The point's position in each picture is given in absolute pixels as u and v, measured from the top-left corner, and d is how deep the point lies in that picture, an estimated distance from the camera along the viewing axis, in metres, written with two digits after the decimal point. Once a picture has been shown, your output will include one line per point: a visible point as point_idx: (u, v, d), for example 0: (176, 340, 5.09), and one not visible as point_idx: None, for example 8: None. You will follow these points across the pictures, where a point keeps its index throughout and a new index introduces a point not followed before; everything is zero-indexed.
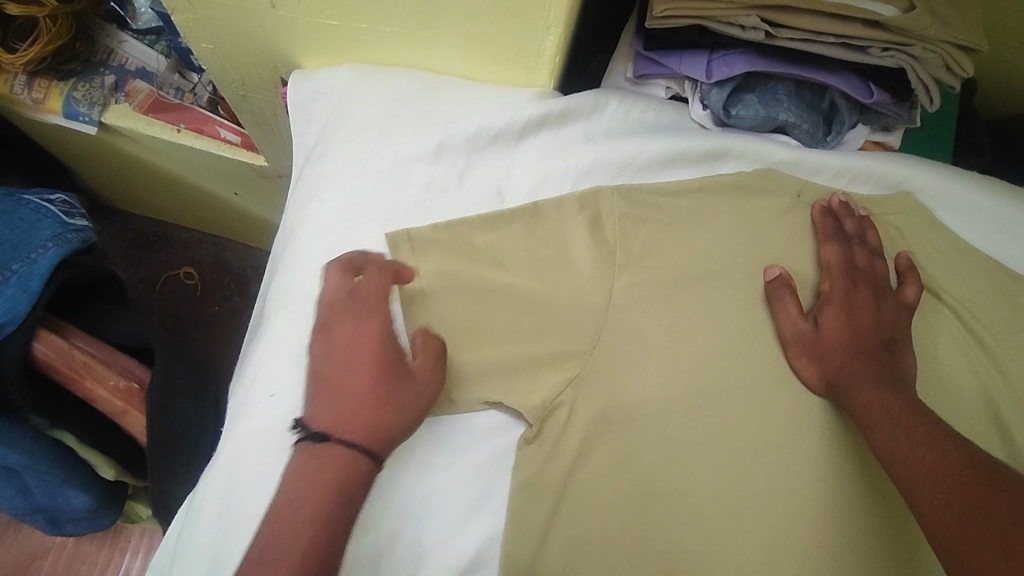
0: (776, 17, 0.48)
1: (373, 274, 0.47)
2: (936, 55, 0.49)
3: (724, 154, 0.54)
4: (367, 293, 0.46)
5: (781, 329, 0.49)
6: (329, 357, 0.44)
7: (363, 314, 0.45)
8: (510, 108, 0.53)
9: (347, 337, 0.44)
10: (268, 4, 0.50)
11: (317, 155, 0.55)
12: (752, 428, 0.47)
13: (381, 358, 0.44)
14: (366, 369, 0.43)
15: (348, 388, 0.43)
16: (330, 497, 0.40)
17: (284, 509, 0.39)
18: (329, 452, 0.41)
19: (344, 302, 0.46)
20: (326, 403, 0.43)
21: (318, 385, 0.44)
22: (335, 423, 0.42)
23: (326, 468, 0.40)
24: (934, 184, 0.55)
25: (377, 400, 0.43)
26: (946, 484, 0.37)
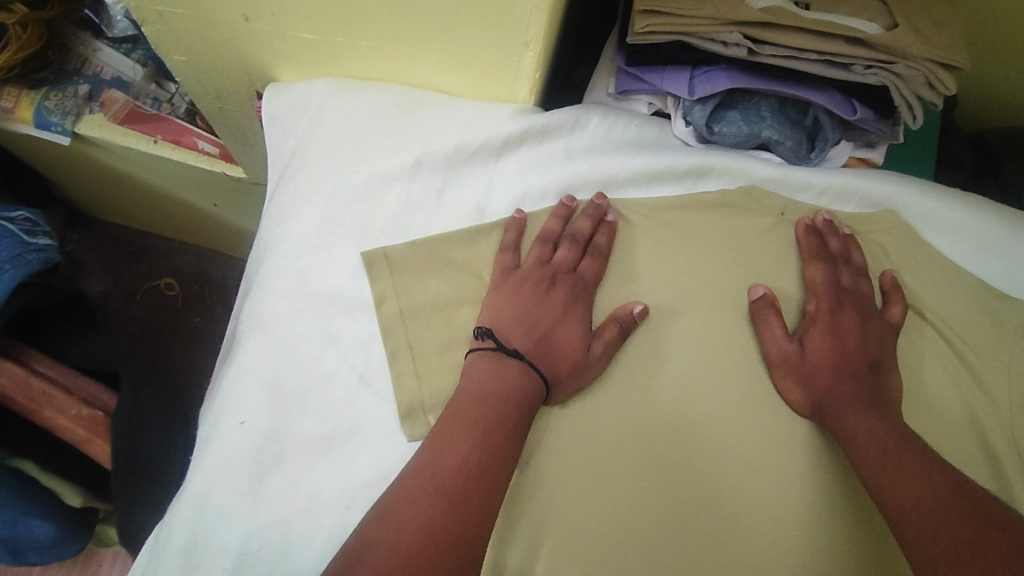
0: (759, 34, 0.47)
1: (593, 253, 0.51)
2: (919, 72, 0.49)
3: (708, 172, 0.53)
4: (558, 258, 0.50)
5: (766, 350, 0.48)
6: (536, 298, 0.49)
7: (576, 281, 0.50)
8: (489, 124, 0.52)
9: (575, 299, 0.50)
10: (241, 17, 0.49)
11: (293, 171, 0.54)
12: (736, 452, 0.46)
13: (585, 328, 0.49)
14: (575, 327, 0.49)
15: (553, 336, 0.48)
16: (516, 403, 0.44)
17: (484, 394, 0.44)
18: (520, 370, 0.46)
19: (559, 260, 0.50)
20: (528, 332, 0.48)
21: (512, 312, 0.48)
22: (531, 351, 0.47)
23: (515, 381, 0.45)
24: (919, 203, 0.54)
25: (572, 356, 0.47)
26: (936, 514, 0.37)
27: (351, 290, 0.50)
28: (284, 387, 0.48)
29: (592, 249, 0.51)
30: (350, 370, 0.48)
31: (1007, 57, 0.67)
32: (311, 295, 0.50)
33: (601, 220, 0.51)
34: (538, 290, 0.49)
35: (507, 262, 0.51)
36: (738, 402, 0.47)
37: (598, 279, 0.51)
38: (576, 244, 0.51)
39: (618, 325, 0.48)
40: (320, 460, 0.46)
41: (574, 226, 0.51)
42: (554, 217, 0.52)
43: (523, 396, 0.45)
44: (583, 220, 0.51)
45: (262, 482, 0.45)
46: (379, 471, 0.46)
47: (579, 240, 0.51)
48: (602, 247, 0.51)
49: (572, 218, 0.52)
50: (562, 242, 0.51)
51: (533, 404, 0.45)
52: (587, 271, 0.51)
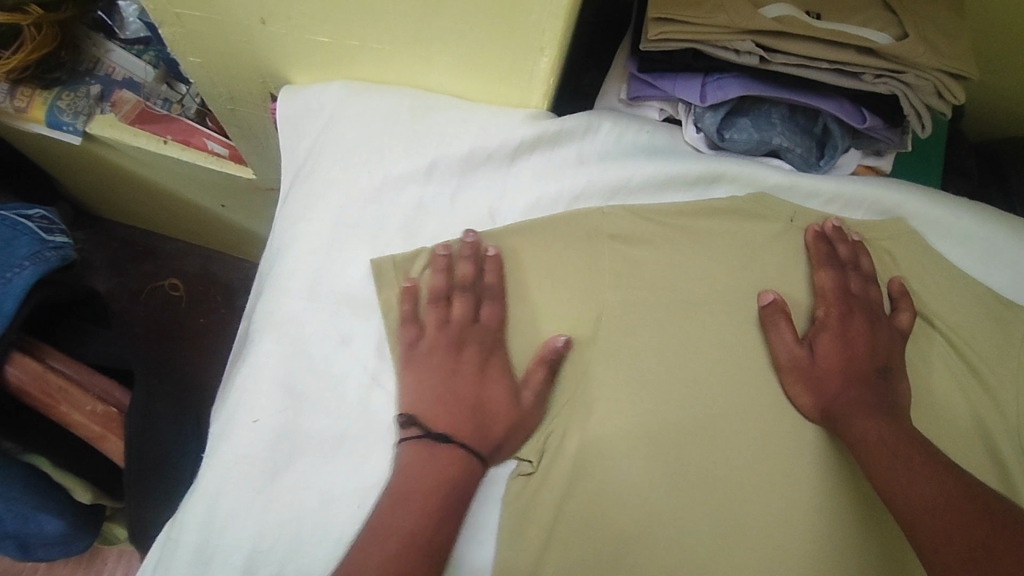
0: (770, 42, 0.48)
1: (488, 298, 0.50)
2: (929, 82, 0.49)
3: (718, 178, 0.53)
4: (456, 315, 0.49)
5: (777, 355, 0.48)
6: (450, 367, 0.48)
7: (480, 332, 0.49)
8: (502, 129, 0.52)
9: (486, 357, 0.49)
10: (258, 19, 0.50)
11: (306, 173, 0.54)
12: (745, 457, 0.46)
13: (511, 378, 0.48)
14: (499, 383, 0.48)
15: (480, 400, 0.47)
16: (445, 495, 0.43)
17: (408, 492, 0.43)
18: (449, 457, 0.45)
19: (457, 319, 0.49)
20: (450, 406, 0.46)
21: (432, 390, 0.47)
22: (461, 428, 0.46)
23: (445, 465, 0.44)
24: (928, 210, 0.54)
25: (505, 415, 0.47)
26: (945, 514, 0.38)
27: (363, 291, 0.50)
28: (297, 386, 0.48)
29: (485, 294, 0.50)
30: (363, 370, 0.49)
31: (1010, 67, 0.68)
32: (324, 295, 0.50)
33: (476, 252, 0.50)
34: (448, 359, 0.48)
35: (406, 337, 0.49)
36: (748, 407, 0.47)
37: (500, 323, 0.50)
38: (467, 293, 0.49)
39: (545, 365, 0.48)
40: (332, 460, 0.46)
41: (457, 276, 0.50)
42: (439, 273, 0.50)
43: (450, 486, 0.44)
44: (463, 263, 0.50)
45: (275, 480, 0.46)
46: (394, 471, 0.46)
47: (467, 288, 0.49)
48: (492, 288, 0.50)
49: (453, 265, 0.50)
50: (454, 297, 0.50)
51: (462, 489, 0.44)
52: (488, 320, 0.49)
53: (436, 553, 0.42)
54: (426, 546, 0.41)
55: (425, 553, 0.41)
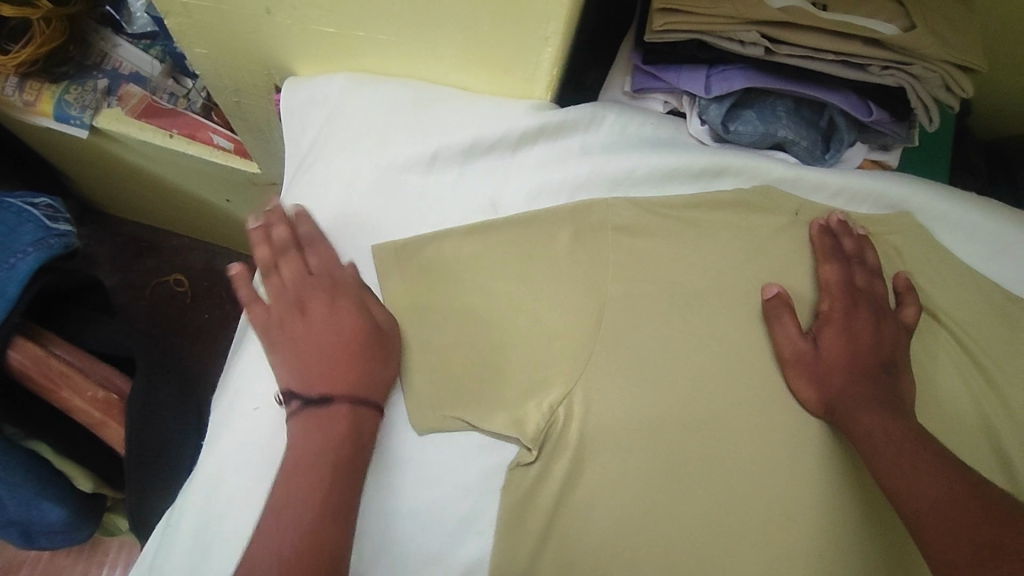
0: (777, 33, 0.48)
1: (309, 249, 0.51)
2: (936, 74, 0.49)
3: (722, 171, 0.53)
4: (291, 280, 0.50)
5: (780, 348, 0.48)
6: (302, 327, 0.48)
7: (316, 282, 0.49)
8: (506, 118, 0.52)
9: (329, 296, 0.49)
10: (263, 10, 0.50)
11: (310, 162, 0.54)
12: (748, 451, 0.46)
13: (354, 313, 0.47)
14: (345, 316, 0.47)
15: (337, 339, 0.47)
16: (344, 443, 0.44)
17: (296, 465, 0.43)
18: (334, 412, 0.44)
19: (291, 279, 0.50)
20: (316, 368, 0.46)
21: (299, 352, 0.47)
22: (335, 383, 0.45)
23: (334, 425, 0.44)
24: (934, 205, 0.54)
25: (364, 341, 0.46)
26: (952, 509, 0.37)
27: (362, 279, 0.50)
28: None
29: (304, 246, 0.51)
30: None
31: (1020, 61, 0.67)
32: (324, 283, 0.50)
33: (302, 219, 0.51)
34: (298, 321, 0.48)
35: (256, 317, 0.49)
36: (751, 401, 0.47)
37: (334, 263, 0.50)
38: (289, 250, 0.51)
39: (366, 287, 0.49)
40: None
41: (279, 237, 0.51)
42: (264, 249, 0.51)
43: (349, 432, 0.44)
44: (280, 233, 0.51)
45: (273, 467, 0.45)
46: None
47: (291, 245, 0.51)
48: (313, 236, 0.51)
49: (272, 233, 0.52)
50: (281, 267, 0.50)
51: (362, 431, 0.45)
52: (320, 267, 0.50)
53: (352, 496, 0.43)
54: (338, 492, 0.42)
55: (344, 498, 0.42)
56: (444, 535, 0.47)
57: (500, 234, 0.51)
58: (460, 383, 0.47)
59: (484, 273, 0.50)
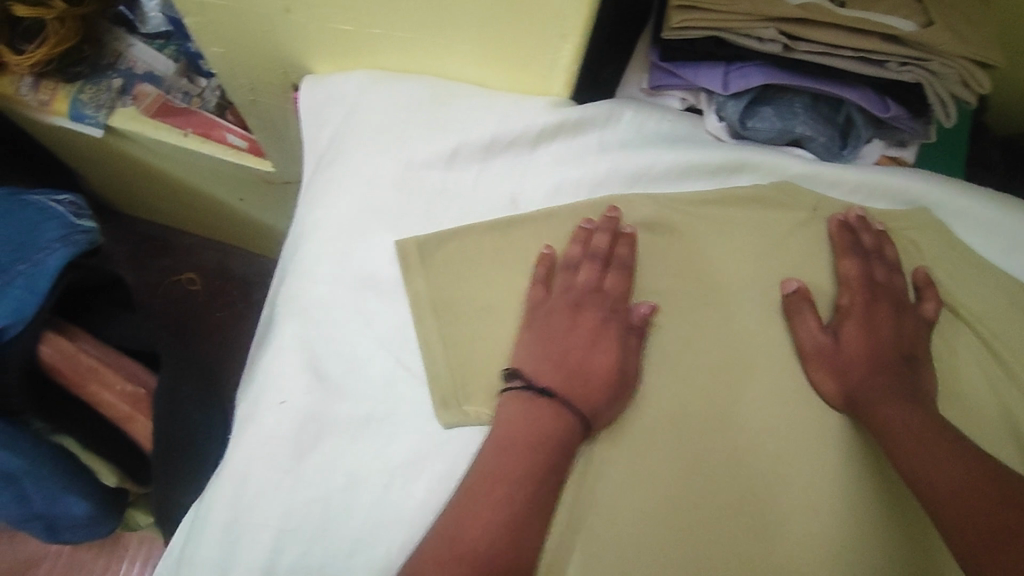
0: (795, 30, 0.48)
1: (617, 266, 0.49)
2: (954, 70, 0.50)
3: (741, 167, 0.53)
4: (581, 281, 0.49)
5: (800, 342, 0.48)
6: (565, 327, 0.48)
7: (602, 299, 0.49)
8: (526, 115, 0.52)
9: (602, 320, 0.48)
10: (281, 9, 0.51)
11: (330, 160, 0.55)
12: (770, 445, 0.46)
13: (615, 351, 0.47)
14: (609, 349, 0.47)
15: (585, 364, 0.47)
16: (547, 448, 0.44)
17: (510, 444, 0.44)
18: (553, 412, 0.45)
19: (582, 284, 0.49)
20: (557, 368, 0.47)
21: (541, 348, 0.47)
22: (561, 385, 0.46)
23: (545, 420, 0.45)
24: (953, 199, 0.54)
25: (608, 379, 0.46)
26: (983, 504, 0.39)
27: (384, 274, 0.50)
28: (323, 368, 0.48)
29: (616, 263, 0.49)
30: (386, 353, 0.48)
31: None
32: (346, 278, 0.50)
33: (621, 240, 0.50)
34: (564, 318, 0.48)
35: (537, 297, 0.49)
36: (771, 395, 0.47)
37: (626, 289, 0.49)
38: (595, 261, 0.49)
39: (636, 331, 0.48)
40: (355, 442, 0.46)
41: (594, 246, 0.49)
42: (575, 244, 0.50)
43: (557, 437, 0.45)
44: (601, 233, 0.50)
45: (301, 460, 0.45)
46: (413, 454, 0.45)
47: (601, 258, 0.49)
48: (625, 260, 0.49)
49: (591, 237, 0.50)
50: (584, 263, 0.49)
51: (568, 442, 0.45)
52: (613, 287, 0.49)
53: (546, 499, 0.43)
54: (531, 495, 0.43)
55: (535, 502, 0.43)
56: None
57: (522, 232, 0.51)
58: (482, 379, 0.47)
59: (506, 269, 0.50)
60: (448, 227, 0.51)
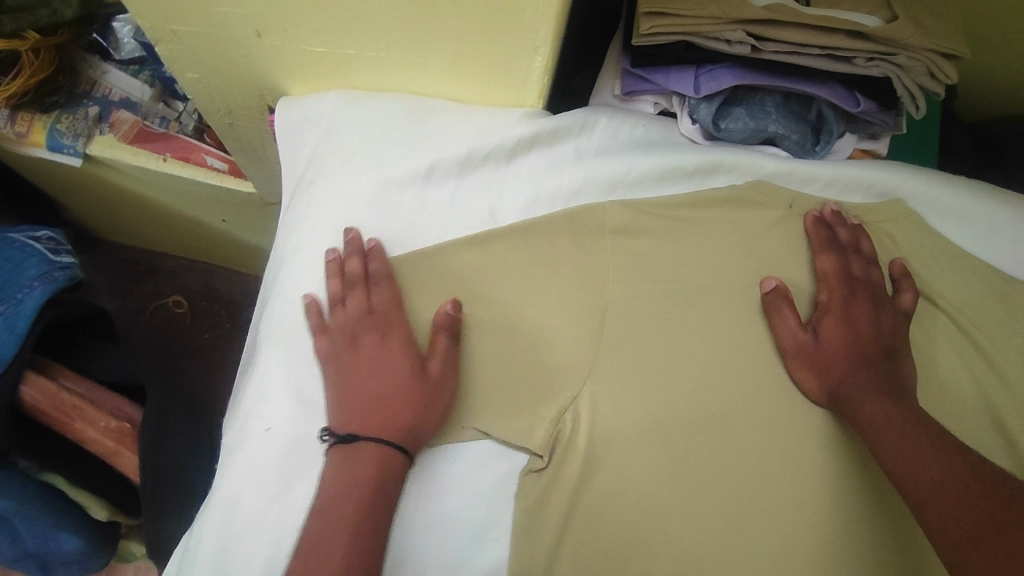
0: (762, 31, 0.49)
1: (376, 283, 0.49)
2: (920, 63, 0.51)
3: (716, 168, 0.54)
4: (349, 312, 0.48)
5: (781, 340, 0.49)
6: (350, 362, 0.46)
7: (375, 319, 0.48)
8: (499, 128, 0.52)
9: (382, 334, 0.47)
10: (254, 33, 0.52)
11: (307, 182, 0.54)
12: (755, 445, 0.46)
13: (405, 362, 0.46)
14: (400, 365, 0.46)
15: (378, 386, 0.46)
16: (367, 495, 0.42)
17: (324, 505, 0.42)
18: (363, 453, 0.43)
19: (354, 312, 0.48)
20: (357, 408, 0.45)
21: (338, 393, 0.46)
22: (364, 422, 0.44)
23: (362, 464, 0.43)
24: (925, 191, 0.55)
25: (415, 391, 0.45)
26: (967, 496, 0.36)
27: None
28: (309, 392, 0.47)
29: (374, 281, 0.49)
30: None
31: (994, 41, 0.70)
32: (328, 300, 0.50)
33: (371, 254, 0.49)
34: (348, 354, 0.47)
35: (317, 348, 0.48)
36: (755, 397, 0.48)
37: (397, 299, 0.49)
38: (356, 284, 0.49)
39: (446, 333, 0.47)
40: None
41: (348, 269, 0.49)
42: (335, 277, 0.50)
43: (374, 480, 0.43)
44: (353, 260, 0.49)
45: (290, 484, 0.45)
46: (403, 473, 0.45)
47: (359, 278, 0.49)
48: (382, 271, 0.49)
49: (345, 265, 0.50)
50: (346, 295, 0.48)
51: (389, 480, 0.43)
52: (382, 304, 0.48)
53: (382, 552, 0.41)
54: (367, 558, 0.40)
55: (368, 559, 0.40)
56: (461, 545, 0.47)
57: (502, 245, 0.51)
58: None
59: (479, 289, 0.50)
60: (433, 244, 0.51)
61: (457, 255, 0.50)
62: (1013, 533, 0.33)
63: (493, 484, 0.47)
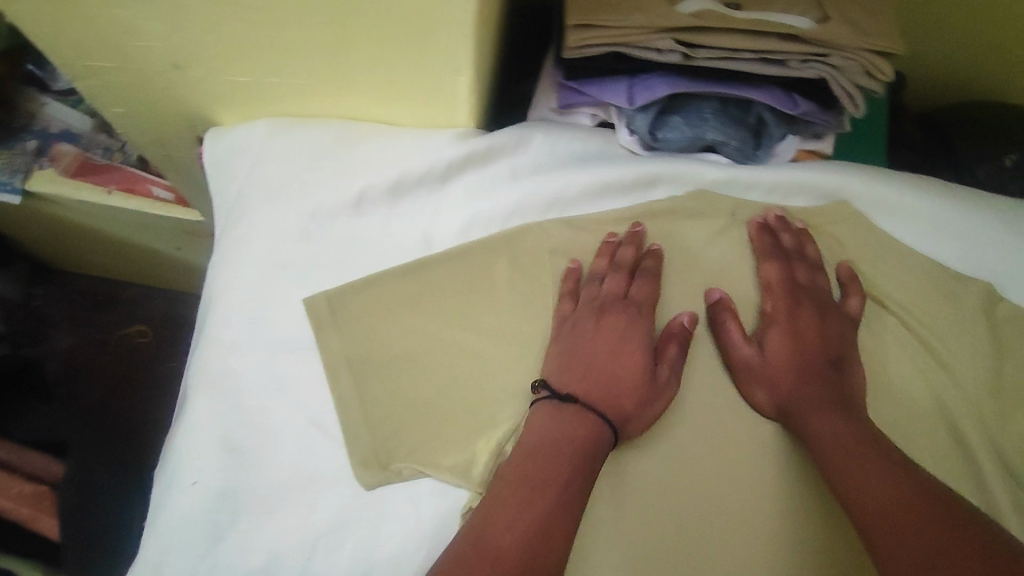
0: (692, 39, 0.47)
1: (641, 276, 0.49)
2: (855, 62, 0.50)
3: (655, 180, 0.52)
4: (605, 290, 0.49)
5: (728, 359, 0.48)
6: (589, 335, 0.48)
7: (626, 306, 0.49)
8: (430, 150, 0.51)
9: (630, 321, 0.48)
10: (172, 65, 0.50)
11: (235, 217, 0.52)
12: (700, 463, 0.46)
13: (647, 350, 0.47)
14: (636, 355, 0.47)
15: (611, 368, 0.47)
16: (577, 459, 0.42)
17: (536, 449, 0.42)
18: (580, 416, 0.44)
19: (608, 293, 0.49)
20: (583, 377, 0.46)
21: (565, 357, 0.47)
22: (585, 392, 0.46)
23: (574, 429, 0.43)
24: (870, 191, 0.54)
25: (637, 384, 0.46)
26: (915, 511, 0.38)
27: (295, 334, 0.48)
28: (237, 441, 0.45)
29: (640, 272, 0.49)
30: (303, 417, 0.46)
31: (933, 34, 0.71)
32: (257, 342, 0.48)
33: (648, 251, 0.50)
34: (590, 327, 0.48)
35: (563, 308, 0.49)
36: (699, 410, 0.47)
37: (654, 298, 0.49)
38: (620, 271, 0.49)
39: (675, 339, 0.48)
40: (275, 513, 0.43)
41: (618, 257, 0.50)
42: (602, 255, 0.51)
43: (580, 451, 0.43)
44: (627, 246, 0.50)
45: (218, 542, 0.43)
46: (335, 519, 0.43)
47: (625, 268, 0.49)
48: (651, 268, 0.50)
49: (617, 251, 0.51)
50: (608, 275, 0.50)
51: (596, 454, 0.43)
52: (640, 295, 0.49)
53: (558, 548, 0.39)
54: (566, 516, 0.40)
55: (557, 515, 0.40)
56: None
57: (439, 270, 0.49)
58: (402, 432, 0.45)
59: (410, 319, 0.48)
60: (366, 274, 0.49)
61: (391, 284, 0.48)
62: (950, 557, 0.35)
63: (436, 527, 0.43)
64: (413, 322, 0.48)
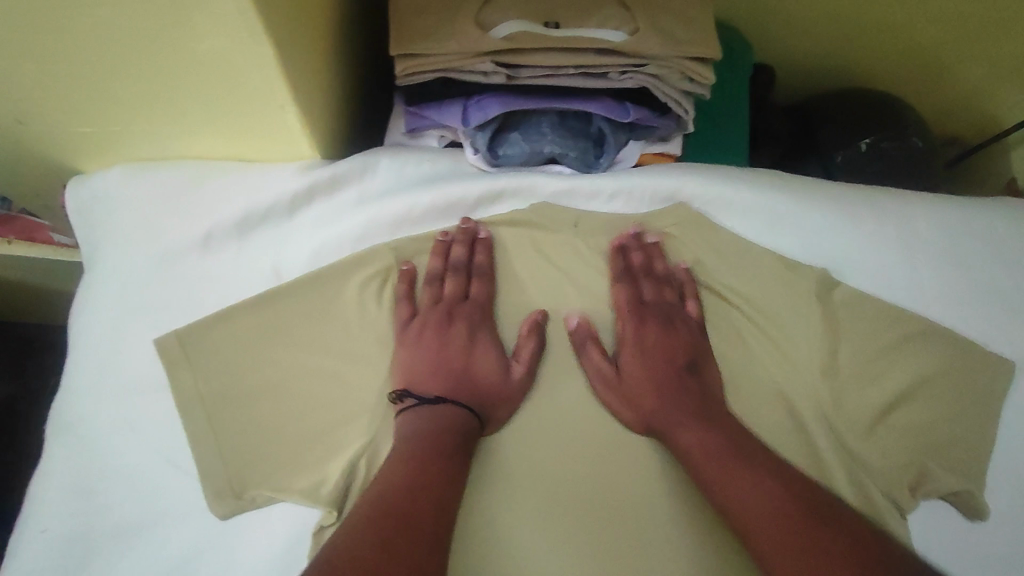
0: (510, 60, 0.50)
1: (477, 275, 0.52)
2: (672, 69, 0.52)
3: (499, 195, 0.55)
4: (448, 293, 0.52)
5: (590, 378, 0.51)
6: (439, 341, 0.50)
7: (469, 307, 0.51)
8: (275, 183, 0.53)
9: (478, 321, 0.51)
10: (14, 120, 0.51)
11: (91, 264, 0.54)
12: (546, 463, 0.48)
13: (500, 349, 0.51)
14: (489, 354, 0.50)
15: (468, 368, 0.50)
16: (456, 436, 0.46)
17: (416, 431, 0.45)
18: (451, 412, 0.47)
19: (450, 296, 0.52)
20: (441, 379, 0.49)
21: (421, 366, 0.49)
22: (447, 392, 0.48)
23: (442, 418, 0.47)
24: (709, 189, 0.56)
25: (494, 383, 0.49)
26: (786, 516, 0.41)
27: (147, 374, 0.49)
28: (91, 483, 0.47)
29: (477, 272, 0.52)
30: (156, 454, 0.48)
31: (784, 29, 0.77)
32: (110, 385, 0.49)
33: (477, 245, 0.53)
34: (439, 330, 0.50)
35: (405, 313, 0.51)
36: (545, 413, 0.50)
37: (490, 296, 0.53)
38: (458, 271, 0.52)
39: (534, 335, 0.51)
40: (131, 548, 0.46)
41: (453, 257, 0.53)
42: (438, 256, 0.53)
43: (455, 430, 0.46)
44: (458, 246, 0.53)
45: None
46: (186, 549, 0.45)
47: (462, 268, 0.52)
48: (481, 266, 0.53)
49: (450, 250, 0.53)
50: (447, 277, 0.52)
51: (470, 432, 0.47)
52: (478, 295, 0.52)
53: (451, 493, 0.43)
54: (453, 479, 0.44)
55: (448, 475, 0.43)
56: None
57: (289, 299, 0.50)
58: (254, 462, 0.47)
59: (261, 350, 0.49)
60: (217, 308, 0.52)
61: (241, 317, 0.50)
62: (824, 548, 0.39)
63: (291, 547, 0.45)
64: (266, 354, 0.49)
